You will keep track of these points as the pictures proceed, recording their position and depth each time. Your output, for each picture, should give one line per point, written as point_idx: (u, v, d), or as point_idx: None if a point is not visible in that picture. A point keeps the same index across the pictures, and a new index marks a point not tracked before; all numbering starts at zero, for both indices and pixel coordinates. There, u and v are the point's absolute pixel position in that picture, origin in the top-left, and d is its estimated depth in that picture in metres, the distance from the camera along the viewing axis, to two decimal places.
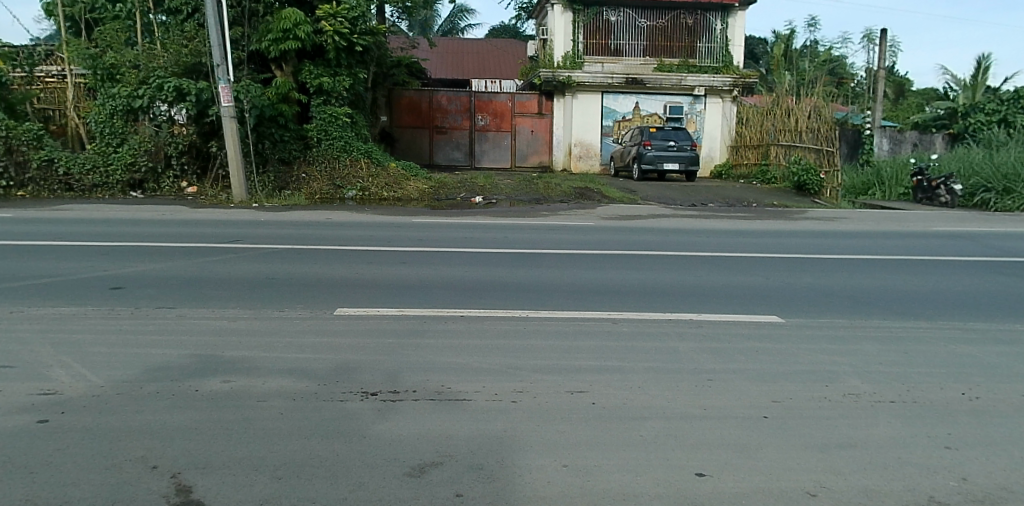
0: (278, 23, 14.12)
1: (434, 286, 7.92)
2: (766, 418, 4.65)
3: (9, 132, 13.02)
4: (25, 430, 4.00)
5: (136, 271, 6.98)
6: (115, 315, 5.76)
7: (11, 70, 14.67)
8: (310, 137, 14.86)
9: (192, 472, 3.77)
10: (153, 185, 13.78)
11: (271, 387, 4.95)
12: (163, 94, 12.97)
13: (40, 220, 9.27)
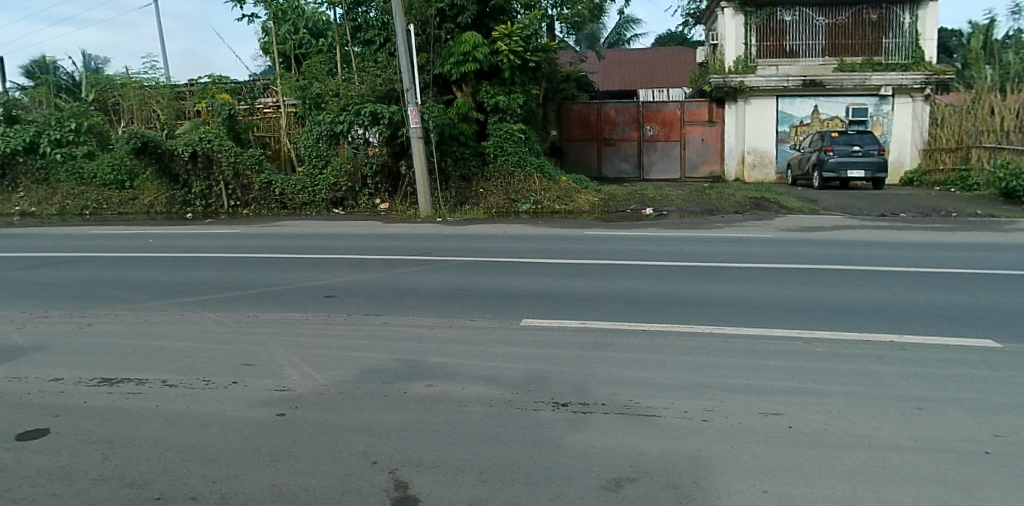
0: (458, 46, 14.94)
1: (612, 299, 7.88)
2: (990, 455, 4.08)
3: (237, 159, 15.14)
4: (267, 419, 4.46)
5: (344, 281, 7.62)
6: (329, 322, 6.29)
7: (237, 104, 16.82)
8: (487, 154, 15.40)
9: (406, 470, 4.00)
10: (352, 203, 15.03)
11: (468, 393, 5.17)
12: (360, 119, 14.18)
13: (260, 235, 10.41)
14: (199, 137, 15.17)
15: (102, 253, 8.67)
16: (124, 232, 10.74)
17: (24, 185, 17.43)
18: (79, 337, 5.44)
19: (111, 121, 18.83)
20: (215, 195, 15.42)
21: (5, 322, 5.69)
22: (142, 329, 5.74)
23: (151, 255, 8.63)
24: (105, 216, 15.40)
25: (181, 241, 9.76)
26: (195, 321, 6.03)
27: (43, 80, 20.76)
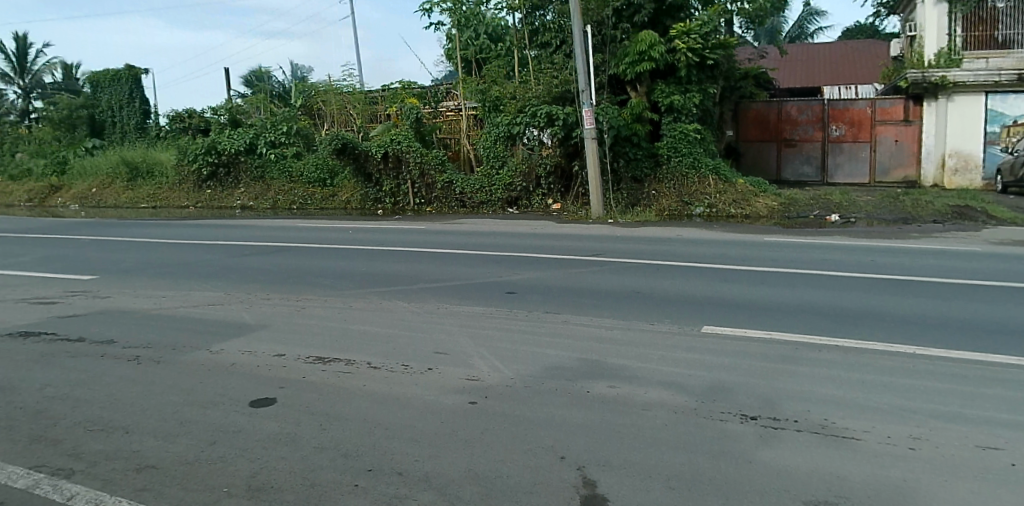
0: (634, 46, 14.82)
1: (798, 310, 7.35)
2: None
3: (423, 160, 16.04)
4: (460, 406, 4.64)
5: (523, 278, 7.79)
6: (510, 317, 6.44)
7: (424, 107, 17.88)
8: (660, 154, 15.11)
9: (596, 471, 3.94)
10: (526, 202, 15.36)
11: (651, 398, 5.05)
12: (536, 120, 14.61)
13: (443, 232, 10.93)
14: (391, 139, 16.33)
15: (308, 244, 9.54)
16: (323, 225, 11.76)
17: (244, 181, 19.68)
18: (294, 318, 6.01)
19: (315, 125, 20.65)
20: (402, 193, 16.43)
21: (234, 301, 6.42)
22: (345, 314, 6.22)
23: (348, 247, 9.36)
24: (309, 210, 17.12)
25: (373, 235, 10.51)
26: (390, 309, 6.44)
27: (262, 88, 23.09)
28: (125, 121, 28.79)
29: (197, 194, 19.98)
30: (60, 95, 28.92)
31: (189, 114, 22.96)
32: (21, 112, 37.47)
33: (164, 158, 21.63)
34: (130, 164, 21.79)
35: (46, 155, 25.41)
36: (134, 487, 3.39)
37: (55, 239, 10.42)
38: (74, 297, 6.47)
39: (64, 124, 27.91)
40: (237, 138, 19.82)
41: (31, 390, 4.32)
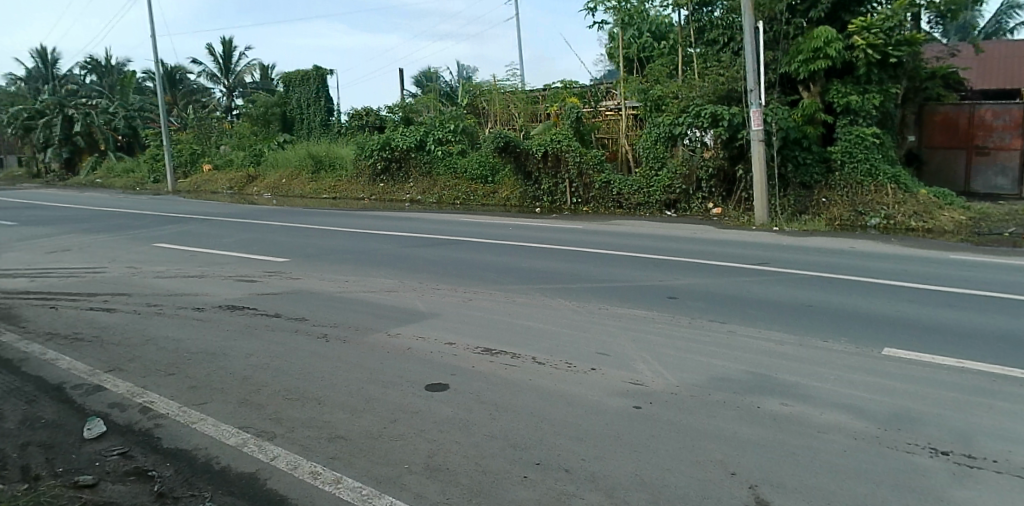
0: (809, 43, 13.96)
1: (1001, 337, 6.54)
2: None
3: (582, 159, 16.12)
4: (625, 410, 4.57)
5: (686, 284, 7.59)
6: (674, 323, 6.28)
7: (584, 107, 17.98)
8: (833, 160, 14.21)
9: (769, 485, 3.72)
10: (684, 205, 14.95)
11: (827, 420, 4.64)
12: (700, 120, 14.10)
13: (605, 233, 10.88)
14: (551, 138, 16.54)
15: (473, 239, 9.87)
16: (485, 221, 12.15)
17: (413, 176, 20.76)
18: (463, 310, 6.23)
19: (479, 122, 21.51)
20: (560, 192, 16.58)
21: (408, 289, 6.78)
22: (510, 308, 6.37)
23: (511, 243, 9.59)
24: (471, 206, 17.70)
25: (534, 233, 10.68)
26: (553, 307, 6.51)
27: (432, 89, 24.22)
28: (310, 118, 31.52)
29: (371, 188, 21.41)
30: (258, 94, 32.12)
31: (366, 112, 24.80)
32: (226, 109, 42.03)
33: (343, 152, 23.29)
34: (315, 158, 23.63)
35: (245, 148, 28.33)
36: (327, 455, 3.66)
37: (256, 223, 11.59)
38: (271, 276, 7.14)
39: (260, 120, 30.89)
40: (409, 136, 20.96)
41: (238, 358, 4.80)
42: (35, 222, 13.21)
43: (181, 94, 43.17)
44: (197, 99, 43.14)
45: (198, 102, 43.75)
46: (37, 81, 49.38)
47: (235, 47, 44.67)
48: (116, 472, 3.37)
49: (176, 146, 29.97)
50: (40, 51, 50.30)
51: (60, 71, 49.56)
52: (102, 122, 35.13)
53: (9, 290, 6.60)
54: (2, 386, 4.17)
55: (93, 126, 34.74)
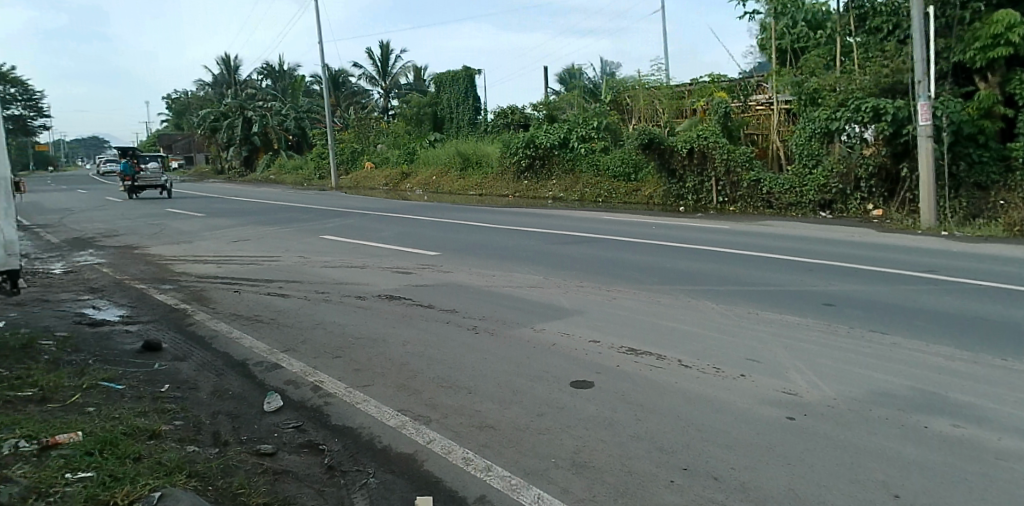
0: (988, 28, 12.66)
1: None
2: None
3: (729, 156, 15.58)
4: (777, 420, 4.31)
5: (844, 291, 7.14)
6: (831, 333, 5.91)
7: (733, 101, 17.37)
8: (1014, 158, 12.85)
9: (948, 499, 3.39)
10: (841, 206, 13.99)
11: (1007, 447, 3.99)
12: (860, 115, 13.20)
13: (758, 234, 10.44)
14: (698, 134, 16.09)
15: (617, 237, 9.84)
16: (630, 219, 12.05)
17: (556, 173, 21.00)
18: (606, 308, 6.26)
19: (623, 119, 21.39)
20: (705, 191, 16.16)
21: (552, 286, 6.89)
22: (655, 309, 6.30)
23: (656, 243, 9.45)
24: (614, 204, 17.61)
25: (681, 233, 10.44)
26: (699, 309, 6.36)
27: (577, 86, 24.35)
28: (460, 117, 32.83)
29: (516, 185, 21.86)
30: (411, 95, 33.78)
31: (512, 110, 25.48)
32: (382, 110, 44.62)
33: (489, 150, 23.94)
34: (463, 155, 24.43)
35: (399, 146, 29.91)
36: (478, 443, 3.81)
37: (410, 218, 12.26)
38: (423, 269, 7.54)
39: (414, 120, 32.34)
40: (553, 133, 21.20)
41: (396, 345, 5.11)
42: (219, 213, 14.86)
43: (343, 96, 46.36)
44: (357, 100, 46.09)
45: (358, 103, 46.79)
46: (223, 87, 55.00)
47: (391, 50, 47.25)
48: (292, 443, 3.64)
49: (338, 145, 32.26)
50: (225, 59, 55.95)
51: (243, 77, 54.82)
52: (276, 123, 38.51)
53: (202, 274, 7.43)
54: (197, 360, 4.69)
55: (268, 127, 38.18)
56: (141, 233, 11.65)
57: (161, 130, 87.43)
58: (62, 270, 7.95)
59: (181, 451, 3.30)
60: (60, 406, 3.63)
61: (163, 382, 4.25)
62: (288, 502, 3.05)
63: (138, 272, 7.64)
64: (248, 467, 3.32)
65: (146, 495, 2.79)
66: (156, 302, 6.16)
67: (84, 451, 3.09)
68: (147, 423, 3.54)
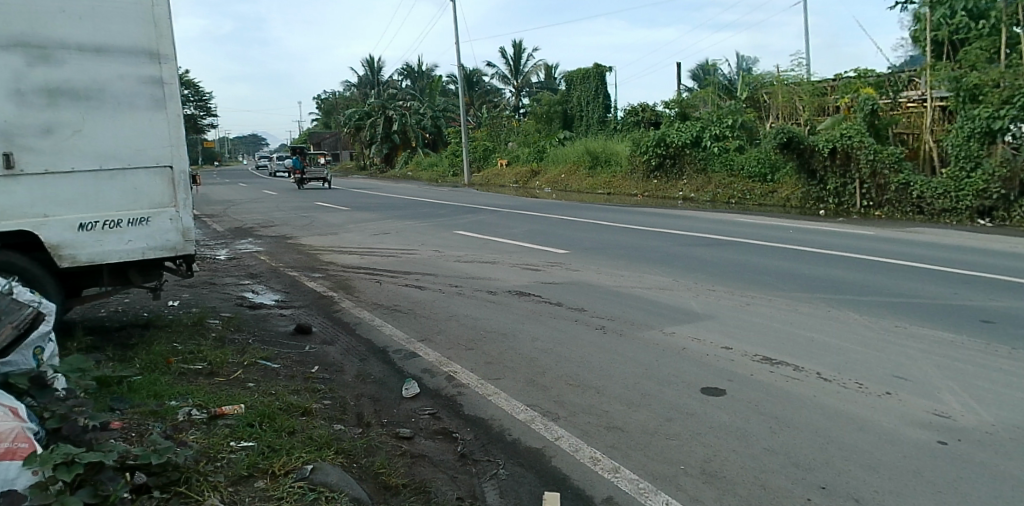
0: None
1: None
2: None
3: (876, 157, 14.59)
4: (925, 444, 3.91)
5: (1011, 307, 6.41)
6: (993, 354, 5.31)
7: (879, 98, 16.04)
8: None
9: None
10: (1003, 213, 12.61)
11: None
12: None
13: (912, 242, 9.61)
14: (840, 133, 15.18)
15: (751, 241, 9.42)
16: (765, 223, 11.52)
17: (688, 173, 20.46)
18: (740, 314, 6.03)
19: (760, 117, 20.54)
20: (848, 193, 15.29)
21: (683, 289, 6.74)
22: (793, 318, 5.99)
23: (794, 248, 8.97)
24: (748, 206, 16.85)
25: (823, 238, 9.83)
26: (841, 319, 5.99)
27: (712, 83, 23.57)
28: (589, 116, 31.80)
29: (645, 184, 21.51)
30: (542, 94, 34.07)
31: (643, 108, 25.14)
32: (514, 108, 45.47)
33: (619, 148, 23.66)
34: (592, 154, 24.34)
35: (529, 144, 30.26)
36: (605, 443, 3.79)
37: (539, 216, 12.43)
38: (553, 267, 7.62)
39: (544, 118, 32.52)
40: (685, 131, 20.65)
41: (526, 341, 5.20)
42: (361, 207, 15.77)
43: (477, 94, 47.61)
44: (490, 99, 47.20)
45: (490, 101, 47.95)
46: (367, 87, 58.16)
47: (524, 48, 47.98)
48: (427, 429, 3.80)
49: (471, 143, 33.16)
50: (369, 61, 59.18)
51: (385, 77, 57.64)
52: (415, 122, 40.06)
53: (347, 264, 7.92)
54: (343, 344, 5.01)
55: (407, 125, 39.83)
56: (293, 224, 12.58)
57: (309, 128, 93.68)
58: (227, 256, 8.74)
59: (329, 429, 3.54)
60: (227, 380, 4.01)
61: (313, 363, 4.57)
62: (424, 485, 3.19)
63: (291, 261, 8.25)
64: (388, 448, 3.50)
65: (300, 467, 3.02)
66: (306, 288, 6.63)
67: (247, 423, 3.38)
68: (300, 400, 3.82)
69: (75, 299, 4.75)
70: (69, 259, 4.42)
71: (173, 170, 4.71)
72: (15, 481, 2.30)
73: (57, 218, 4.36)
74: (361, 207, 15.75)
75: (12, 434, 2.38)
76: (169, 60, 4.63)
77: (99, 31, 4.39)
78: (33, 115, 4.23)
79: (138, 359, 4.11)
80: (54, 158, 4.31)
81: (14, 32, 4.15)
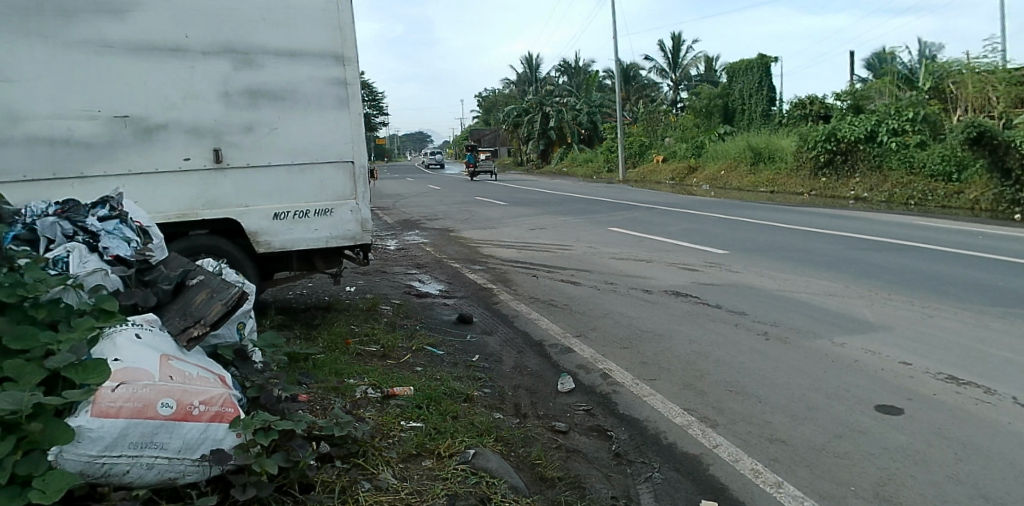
0: None
1: None
2: None
3: None
4: None
5: None
6: None
7: None
8: None
9: None
10: None
11: None
12: None
13: None
14: None
15: (934, 246, 8.51)
16: (952, 227, 10.32)
17: (860, 170, 18.84)
18: (922, 327, 5.46)
19: (947, 109, 18.45)
20: None
21: (855, 296, 6.24)
22: (987, 334, 5.32)
23: (989, 256, 7.95)
24: (930, 208, 15.22)
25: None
26: None
27: (889, 71, 21.79)
28: (752, 109, 29.92)
29: (812, 182, 20.08)
30: (702, 87, 32.97)
31: (811, 101, 23.49)
32: (672, 102, 44.61)
33: (785, 144, 22.35)
34: (754, 150, 23.16)
35: (687, 140, 29.41)
36: (769, 455, 3.55)
37: (696, 214, 12.02)
38: (711, 267, 7.35)
39: (704, 113, 31.44)
40: (859, 126, 19.13)
41: (683, 342, 5.06)
42: (517, 202, 16.16)
43: (633, 89, 47.03)
44: (647, 94, 46.37)
45: (648, 96, 47.25)
46: (526, 84, 59.65)
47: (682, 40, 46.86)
48: (582, 425, 3.81)
49: (627, 139, 32.81)
50: (528, 59, 60.55)
51: (544, 75, 58.57)
52: (571, 118, 40.29)
53: (505, 258, 8.13)
54: (501, 335, 5.15)
55: (563, 121, 40.13)
56: (455, 217, 13.13)
57: (469, 125, 97.21)
58: (396, 246, 9.30)
59: (489, 416, 3.65)
60: (396, 363, 4.26)
61: (475, 352, 4.74)
62: (579, 480, 3.19)
63: (453, 253, 8.62)
64: (544, 440, 3.55)
65: (462, 451, 3.14)
66: (468, 280, 6.90)
67: (415, 404, 3.58)
68: (462, 387, 3.97)
69: (268, 281, 5.27)
70: (264, 244, 4.92)
71: (354, 165, 5.07)
72: (223, 441, 2.52)
73: (255, 208, 4.87)
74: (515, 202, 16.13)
75: (221, 398, 2.59)
76: (352, 62, 4.97)
77: (293, 37, 4.82)
78: (238, 115, 4.76)
79: (321, 338, 4.49)
80: (254, 153, 4.82)
81: (225, 40, 4.69)
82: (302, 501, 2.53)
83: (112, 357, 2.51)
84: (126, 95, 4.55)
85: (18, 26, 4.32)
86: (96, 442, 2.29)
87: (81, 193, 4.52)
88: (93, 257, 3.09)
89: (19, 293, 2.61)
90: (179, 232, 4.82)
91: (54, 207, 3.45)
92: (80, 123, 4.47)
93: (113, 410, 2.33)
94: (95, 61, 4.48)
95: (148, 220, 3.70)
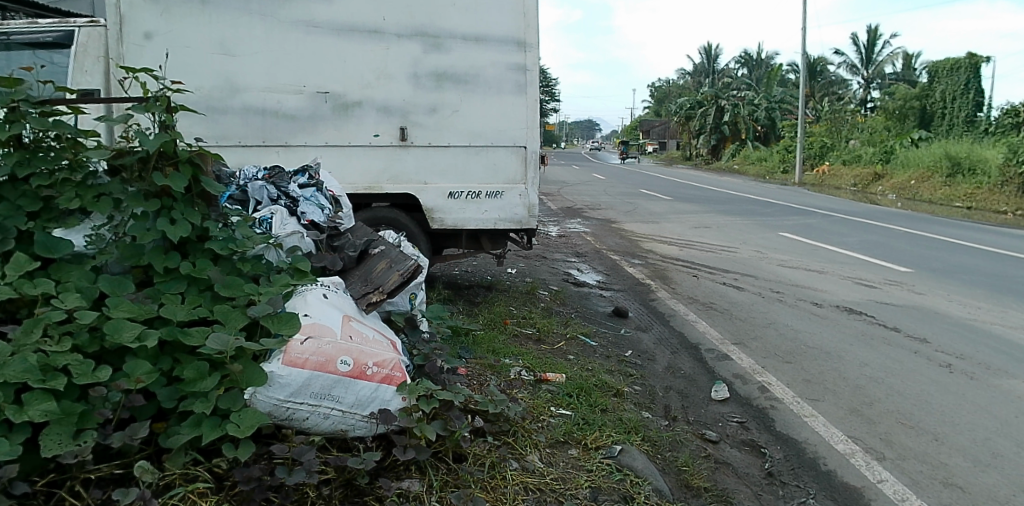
0: None
1: None
2: None
3: None
4: None
5: None
6: None
7: None
8: None
9: None
10: None
11: None
12: None
13: None
14: None
15: None
16: None
17: None
18: None
19: None
20: None
21: None
22: None
23: None
24: None
25: None
26: None
27: None
28: (954, 113, 26.81)
29: (1019, 199, 17.51)
30: (898, 86, 30.10)
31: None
32: (860, 101, 41.27)
33: (990, 155, 19.90)
34: (953, 159, 20.77)
35: (875, 145, 27.01)
36: (941, 500, 3.13)
37: (876, 226, 11.01)
38: (891, 286, 6.73)
39: (896, 115, 29.02)
40: None
41: (852, 364, 4.70)
42: (680, 198, 15.77)
43: (819, 86, 43.84)
44: (833, 93, 43.16)
45: (835, 94, 43.94)
46: (703, 77, 58.38)
47: (880, 35, 43.06)
48: (735, 438, 3.66)
49: (807, 138, 30.65)
50: (706, 50, 59.00)
51: (722, 68, 56.56)
52: (747, 113, 38.43)
53: (666, 254, 7.95)
54: (656, 333, 5.08)
55: (739, 116, 38.12)
56: (618, 209, 13.01)
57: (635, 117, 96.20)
58: (558, 233, 9.41)
59: (638, 415, 3.61)
60: (551, 348, 4.35)
61: (628, 347, 4.71)
62: (726, 494, 3.06)
63: (613, 244, 8.58)
64: (693, 447, 3.45)
65: (609, 446, 3.13)
66: (626, 273, 6.85)
67: (566, 392, 3.63)
68: (613, 381, 3.96)
69: (438, 256, 5.55)
70: (438, 221, 5.17)
71: (527, 150, 5.18)
72: (390, 403, 2.70)
73: (433, 186, 5.11)
74: (676, 197, 15.71)
75: (391, 362, 2.77)
76: (534, 47, 5.05)
77: (480, 22, 4.99)
78: (424, 96, 5.01)
79: (482, 316, 4.68)
80: (436, 133, 5.06)
81: (418, 24, 4.95)
82: (455, 469, 2.65)
83: (303, 313, 2.77)
84: (329, 72, 4.95)
85: (243, 5, 4.83)
86: (283, 388, 2.51)
87: (284, 160, 4.98)
88: (292, 220, 3.40)
89: (230, 247, 2.91)
90: (363, 203, 5.18)
91: (263, 172, 3.83)
92: (288, 97, 4.93)
93: (301, 361, 2.56)
94: (304, 40, 4.90)
95: (340, 189, 4.01)
